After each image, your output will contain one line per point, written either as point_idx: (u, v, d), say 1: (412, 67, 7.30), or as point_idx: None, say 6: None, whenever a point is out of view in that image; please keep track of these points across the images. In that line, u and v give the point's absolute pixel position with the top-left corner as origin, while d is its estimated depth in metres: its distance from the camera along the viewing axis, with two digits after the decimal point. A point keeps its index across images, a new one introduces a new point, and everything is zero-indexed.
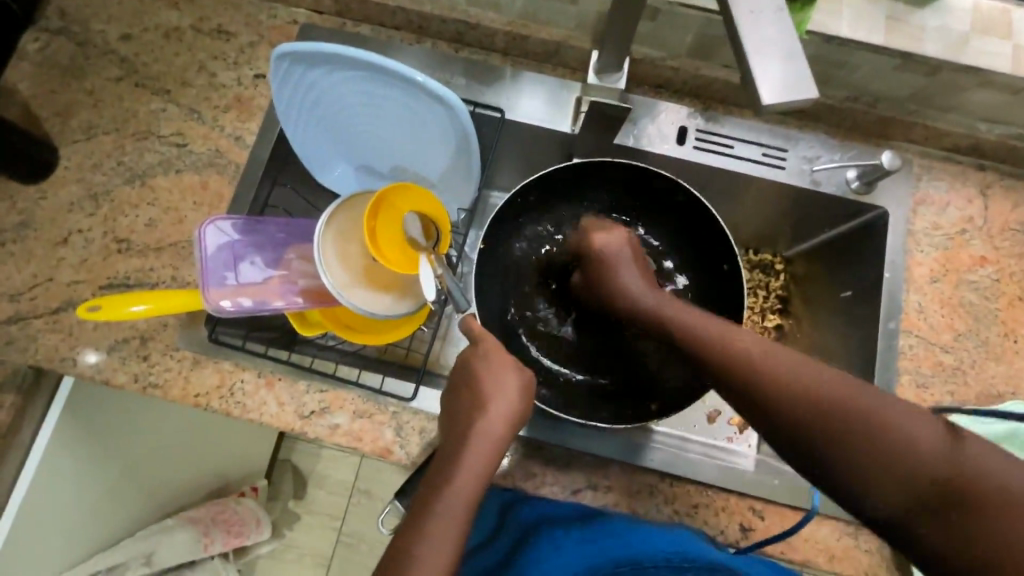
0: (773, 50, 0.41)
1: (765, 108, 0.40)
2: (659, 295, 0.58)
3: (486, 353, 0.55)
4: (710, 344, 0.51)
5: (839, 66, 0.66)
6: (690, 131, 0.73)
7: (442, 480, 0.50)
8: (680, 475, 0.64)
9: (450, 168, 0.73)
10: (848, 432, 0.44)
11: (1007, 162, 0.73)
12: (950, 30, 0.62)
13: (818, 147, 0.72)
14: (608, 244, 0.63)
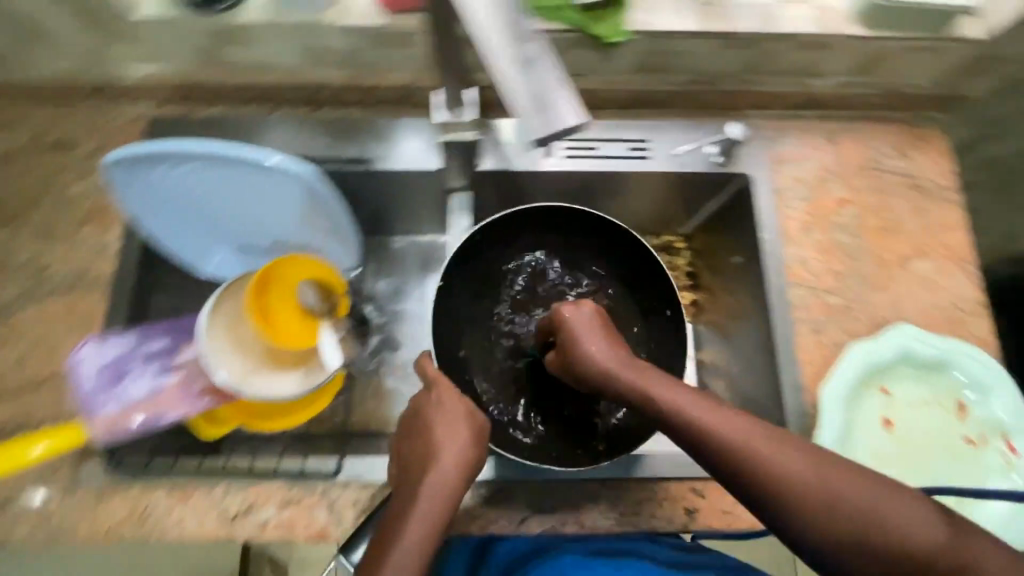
0: (534, 83, 0.47)
1: (536, 141, 0.48)
2: (663, 383, 0.50)
3: (439, 399, 0.56)
4: (747, 461, 0.45)
5: (672, 56, 0.69)
6: (556, 142, 0.75)
7: (394, 538, 0.48)
8: (625, 477, 0.64)
9: (331, 232, 0.71)
10: (888, 545, 0.43)
11: (845, 108, 0.78)
12: (755, 6, 0.66)
13: (677, 130, 0.76)
14: (583, 318, 0.55)
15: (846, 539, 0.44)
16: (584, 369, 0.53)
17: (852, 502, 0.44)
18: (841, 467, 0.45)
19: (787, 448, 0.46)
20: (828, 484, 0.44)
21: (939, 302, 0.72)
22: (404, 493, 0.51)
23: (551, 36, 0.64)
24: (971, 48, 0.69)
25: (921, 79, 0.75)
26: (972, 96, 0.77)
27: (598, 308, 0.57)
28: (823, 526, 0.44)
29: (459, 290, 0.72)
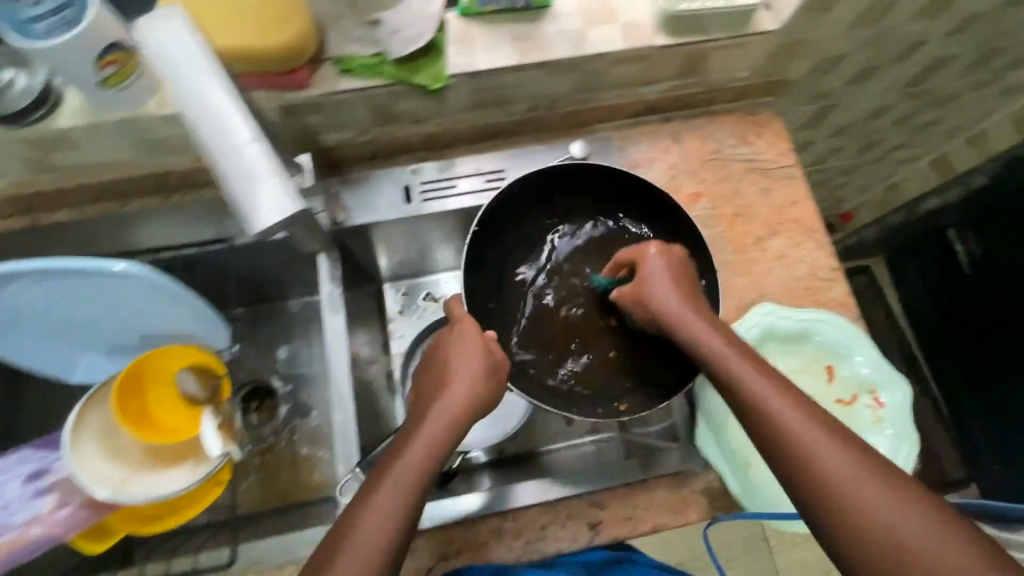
0: (251, 180, 0.49)
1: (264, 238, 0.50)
2: (712, 325, 0.58)
3: (460, 334, 0.62)
4: (747, 395, 0.52)
5: (501, 90, 0.72)
6: (414, 187, 0.79)
7: (401, 448, 0.54)
8: (545, 501, 0.66)
9: (197, 321, 0.70)
10: (865, 521, 0.45)
11: (682, 107, 0.83)
12: (568, 31, 0.69)
13: (526, 157, 0.80)
14: (655, 262, 0.63)
15: (826, 501, 0.47)
16: (649, 307, 0.61)
17: (839, 474, 0.47)
18: (841, 441, 0.49)
19: (787, 407, 0.50)
20: (823, 455, 0.48)
21: (799, 274, 0.76)
22: (416, 421, 0.57)
23: (377, 92, 0.67)
24: (772, 37, 0.72)
25: (744, 73, 0.79)
26: (796, 78, 0.82)
27: (683, 258, 0.64)
28: (811, 482, 0.47)
29: (489, 260, 0.75)
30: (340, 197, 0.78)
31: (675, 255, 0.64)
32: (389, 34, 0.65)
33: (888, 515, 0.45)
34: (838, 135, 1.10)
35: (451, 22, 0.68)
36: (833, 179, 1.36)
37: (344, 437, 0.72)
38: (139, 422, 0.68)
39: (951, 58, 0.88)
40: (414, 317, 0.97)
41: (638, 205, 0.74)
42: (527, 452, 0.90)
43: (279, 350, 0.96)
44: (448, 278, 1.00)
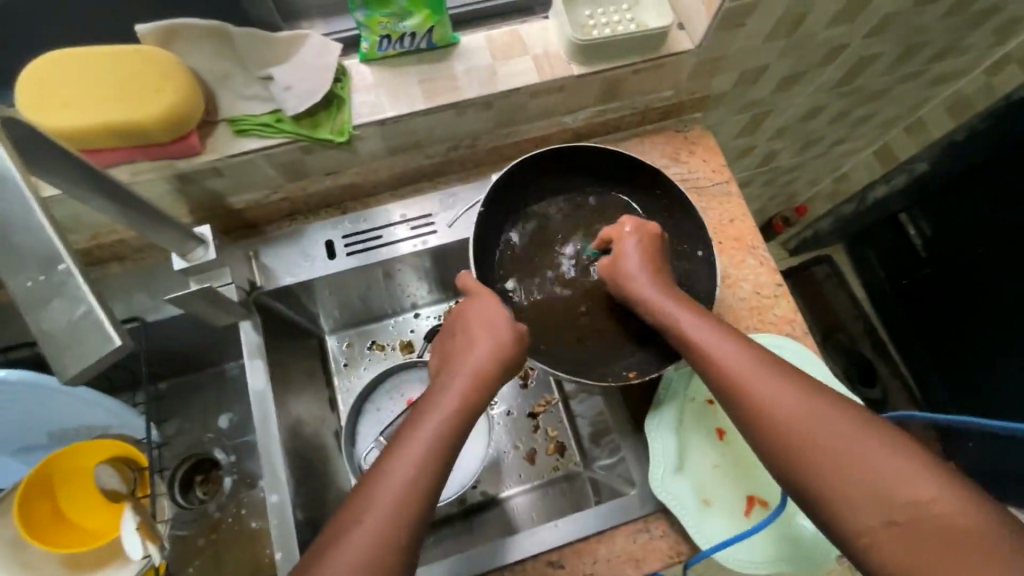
0: (51, 286, 0.29)
1: (65, 382, 0.29)
2: (678, 296, 0.59)
3: (481, 307, 0.61)
4: (709, 354, 0.52)
5: (415, 134, 0.69)
6: (337, 242, 0.75)
7: (416, 421, 0.51)
8: (517, 559, 0.63)
9: (105, 417, 0.67)
10: (830, 452, 0.44)
11: (609, 131, 0.80)
12: (477, 68, 0.66)
13: (453, 200, 0.77)
14: (621, 240, 0.65)
15: (789, 439, 0.46)
16: (619, 284, 0.62)
17: (804, 409, 0.46)
18: (806, 386, 0.48)
19: (750, 357, 0.51)
20: (784, 397, 0.47)
21: (743, 294, 0.74)
22: (441, 383, 0.55)
23: (280, 150, 0.63)
24: (690, 57, 0.70)
25: (668, 92, 0.76)
26: (720, 92, 0.80)
27: (659, 233, 0.64)
28: (774, 423, 0.47)
29: (499, 213, 0.72)
30: (258, 258, 0.73)
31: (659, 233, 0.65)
32: (282, 90, 0.61)
33: (852, 445, 0.43)
34: (778, 137, 1.09)
35: (354, 69, 0.65)
36: (782, 176, 1.35)
37: (280, 516, 0.67)
38: (53, 527, 0.63)
39: (876, 57, 0.86)
40: (361, 367, 0.90)
41: (623, 170, 0.72)
42: (489, 499, 0.87)
43: (219, 418, 0.89)
44: (397, 321, 0.93)
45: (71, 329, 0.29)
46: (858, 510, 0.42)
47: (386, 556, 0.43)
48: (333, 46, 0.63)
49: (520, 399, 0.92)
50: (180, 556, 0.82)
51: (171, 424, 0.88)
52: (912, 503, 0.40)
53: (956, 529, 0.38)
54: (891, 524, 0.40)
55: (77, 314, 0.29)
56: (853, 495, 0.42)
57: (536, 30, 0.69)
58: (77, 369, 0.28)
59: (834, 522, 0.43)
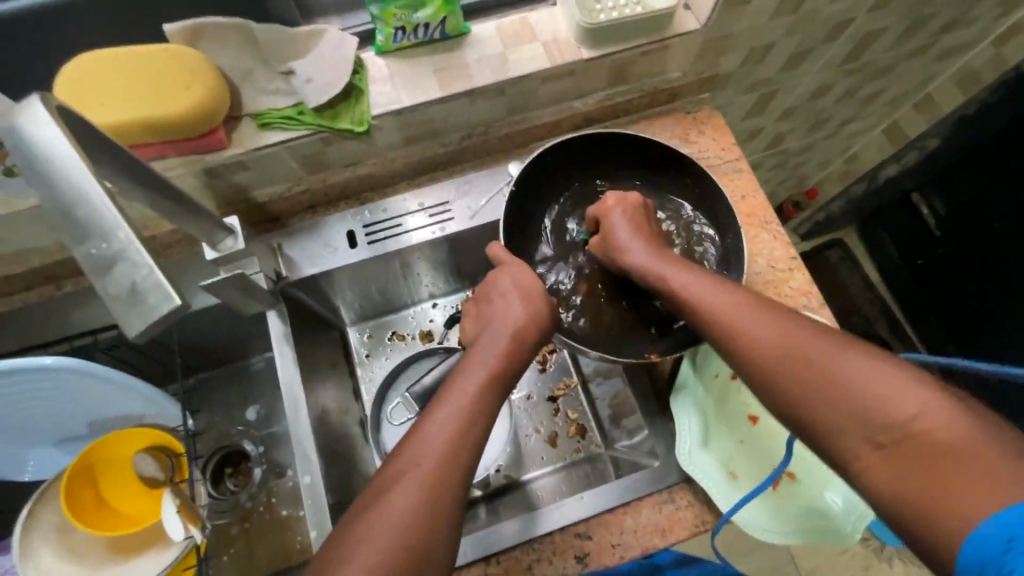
0: (113, 254, 0.31)
1: (130, 341, 0.31)
2: (672, 258, 0.59)
3: (513, 273, 0.63)
4: (692, 300, 0.53)
5: (430, 123, 0.71)
6: (358, 232, 0.77)
7: (457, 377, 0.53)
8: (546, 533, 0.64)
9: (142, 404, 0.69)
10: (821, 383, 0.44)
11: (619, 115, 0.82)
12: (489, 56, 0.68)
13: (468, 186, 0.78)
14: (610, 211, 0.65)
15: (782, 374, 0.46)
16: (616, 257, 0.63)
17: (793, 347, 0.46)
18: (794, 320, 0.48)
19: (734, 297, 0.52)
20: (767, 333, 0.48)
21: (757, 268, 0.75)
22: (478, 348, 0.57)
23: (301, 143, 0.66)
24: (697, 37, 0.71)
25: (675, 72, 0.77)
26: (728, 72, 0.81)
27: (639, 202, 0.66)
28: (763, 365, 0.47)
29: (526, 204, 0.74)
30: (281, 250, 0.76)
31: (635, 198, 0.66)
32: (303, 83, 0.64)
33: (839, 371, 0.43)
34: (785, 118, 1.10)
35: (370, 61, 0.67)
36: (791, 160, 1.35)
37: (314, 496, 0.69)
38: (97, 514, 0.66)
39: (881, 31, 0.87)
40: (383, 356, 0.92)
41: (648, 161, 0.73)
42: (512, 482, 0.88)
43: (248, 411, 0.92)
44: (415, 312, 0.95)
45: (133, 292, 0.31)
46: (846, 433, 0.42)
47: (435, 510, 0.44)
48: (349, 38, 0.65)
49: (539, 383, 0.93)
50: (216, 544, 0.84)
51: (201, 418, 0.91)
52: (904, 422, 0.40)
53: (945, 443, 0.38)
54: (882, 448, 0.40)
55: (137, 277, 0.31)
56: (845, 423, 0.42)
57: (545, 17, 0.70)
58: (139, 326, 0.30)
59: (829, 445, 0.43)
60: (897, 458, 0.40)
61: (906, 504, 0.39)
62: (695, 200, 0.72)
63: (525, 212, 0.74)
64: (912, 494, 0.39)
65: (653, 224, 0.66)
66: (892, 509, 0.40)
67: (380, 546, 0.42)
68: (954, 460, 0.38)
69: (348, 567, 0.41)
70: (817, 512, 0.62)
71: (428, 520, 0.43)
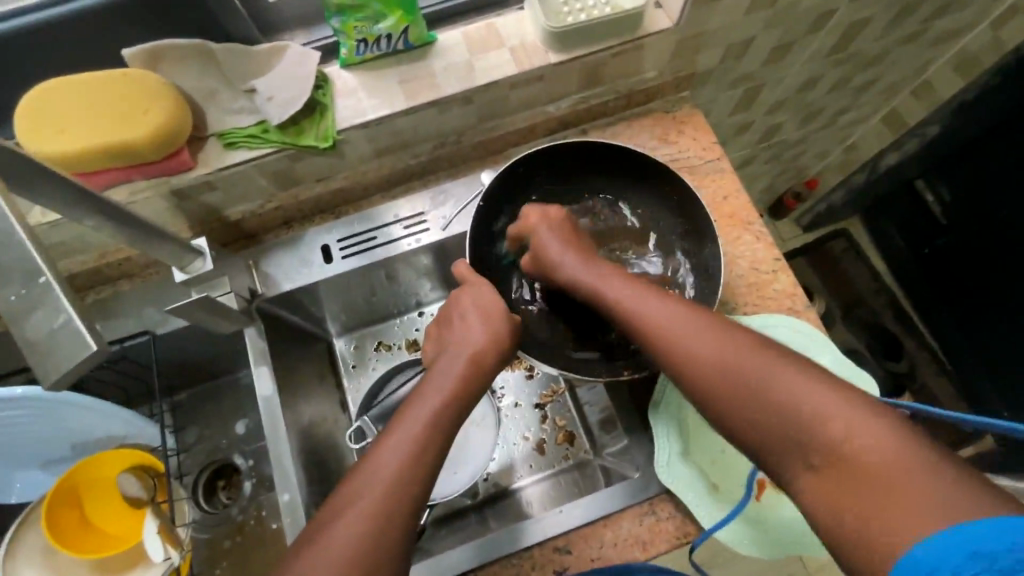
0: (33, 301, 0.31)
1: (52, 387, 0.31)
2: (605, 267, 0.60)
3: (474, 294, 0.63)
4: (634, 315, 0.52)
5: (400, 134, 0.70)
6: (334, 246, 0.76)
7: (408, 403, 0.53)
8: (525, 547, 0.64)
9: (123, 426, 0.70)
10: (756, 402, 0.43)
11: (596, 117, 0.80)
12: (455, 64, 0.67)
13: (444, 196, 0.77)
14: (541, 228, 0.65)
15: (714, 390, 0.46)
16: (551, 273, 0.63)
17: (729, 362, 0.46)
18: (733, 332, 0.48)
19: (673, 309, 0.51)
20: (702, 346, 0.47)
21: (740, 270, 0.73)
22: (436, 371, 0.56)
23: (268, 160, 0.65)
24: (670, 35, 0.69)
25: (651, 72, 0.75)
26: (706, 68, 0.79)
27: (564, 219, 0.66)
28: (702, 379, 0.46)
29: (498, 215, 0.73)
30: (258, 267, 0.76)
31: (562, 217, 0.66)
32: (265, 101, 0.63)
33: (771, 390, 0.43)
34: (776, 110, 1.07)
35: (335, 75, 0.67)
36: (786, 151, 1.32)
37: (293, 513, 0.69)
38: (83, 535, 0.66)
39: (869, 19, 0.84)
40: (369, 367, 0.92)
41: (623, 168, 0.72)
42: (501, 490, 0.87)
43: (237, 425, 0.92)
44: (401, 321, 0.94)
45: (52, 337, 0.31)
46: (782, 449, 0.42)
47: (382, 537, 0.43)
48: (311, 54, 0.64)
49: (527, 390, 0.92)
50: (209, 558, 0.85)
51: (190, 433, 0.92)
52: (834, 443, 0.39)
53: (873, 467, 0.37)
54: (813, 468, 0.40)
55: (56, 323, 0.31)
56: (779, 440, 0.42)
57: (512, 22, 0.69)
58: (56, 375, 0.31)
59: (769, 465, 0.43)
60: (827, 474, 0.39)
61: (834, 529, 0.38)
62: (671, 207, 0.70)
63: (497, 222, 0.73)
64: (842, 522, 0.37)
65: (583, 240, 0.66)
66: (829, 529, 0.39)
67: (324, 574, 0.41)
68: (874, 484, 0.36)
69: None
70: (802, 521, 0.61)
71: (375, 550, 0.43)
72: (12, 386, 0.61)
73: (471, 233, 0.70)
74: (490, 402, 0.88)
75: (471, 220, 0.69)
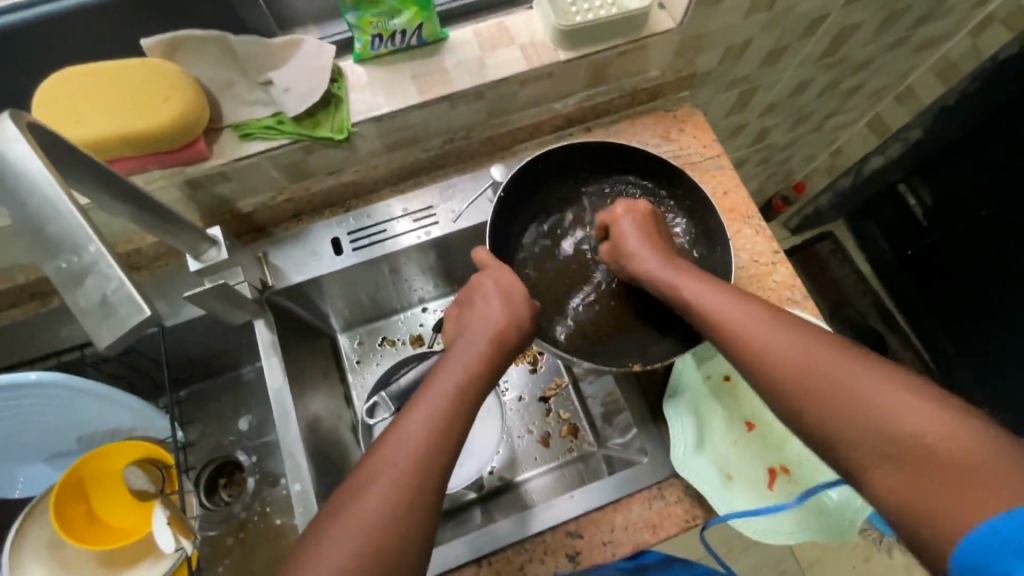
0: (83, 270, 0.33)
1: (103, 350, 0.33)
2: (684, 267, 0.61)
3: (494, 276, 0.64)
4: (710, 312, 0.54)
5: (412, 128, 0.71)
6: (343, 239, 0.77)
7: (432, 378, 0.54)
8: (538, 531, 0.65)
9: (132, 415, 0.70)
10: (834, 398, 0.45)
11: (600, 115, 0.83)
12: (467, 61, 0.69)
13: (451, 191, 0.79)
14: (625, 224, 0.66)
15: (789, 382, 0.47)
16: (626, 263, 0.64)
17: (807, 358, 0.47)
18: (816, 334, 0.49)
19: (750, 310, 0.53)
20: (786, 344, 0.49)
21: (741, 263, 0.75)
22: (459, 349, 0.58)
23: (281, 152, 0.66)
24: (673, 36, 0.71)
25: (654, 71, 0.78)
26: (706, 69, 0.82)
27: (650, 212, 0.67)
28: (781, 374, 0.48)
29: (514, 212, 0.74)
30: (267, 259, 0.76)
31: (647, 212, 0.67)
32: (282, 93, 0.64)
33: (849, 383, 0.45)
34: (768, 113, 1.10)
35: (349, 70, 0.68)
36: (776, 155, 1.36)
37: (304, 504, 0.69)
38: (90, 529, 0.66)
39: (858, 25, 0.88)
40: (373, 363, 0.92)
41: (633, 166, 0.73)
42: (506, 483, 0.88)
43: (240, 421, 0.92)
44: (406, 316, 0.95)
45: (103, 303, 0.33)
46: (853, 443, 0.43)
47: (410, 507, 0.45)
48: (327, 47, 0.66)
49: (531, 384, 0.94)
50: (211, 555, 0.84)
51: (193, 429, 0.91)
52: (913, 434, 0.41)
53: (953, 453, 0.39)
54: (889, 459, 0.42)
55: (109, 289, 0.33)
56: (846, 431, 0.44)
57: (521, 21, 0.71)
58: (110, 338, 0.33)
59: (839, 451, 0.45)
60: (902, 467, 0.41)
61: (912, 510, 0.40)
62: (683, 204, 0.72)
63: (513, 219, 0.74)
64: (918, 505, 0.40)
65: (666, 238, 0.66)
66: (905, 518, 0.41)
67: (354, 541, 0.43)
68: (951, 476, 0.39)
69: (322, 560, 0.42)
70: (813, 509, 0.63)
71: (403, 520, 0.44)
72: (24, 370, 0.61)
73: (489, 230, 0.70)
74: (494, 395, 0.88)
75: (489, 218, 0.70)
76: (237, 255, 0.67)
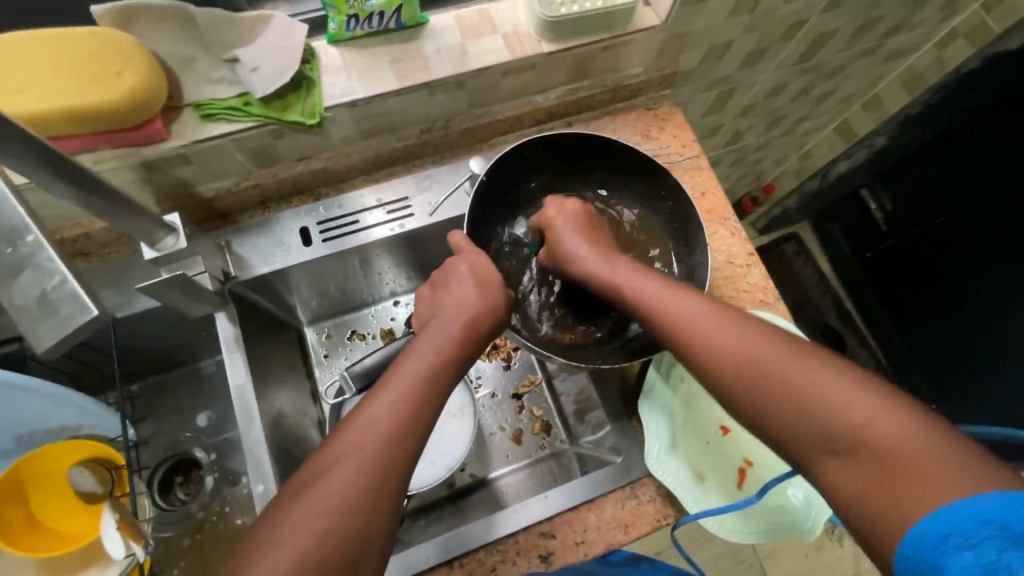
0: (20, 265, 0.32)
1: (43, 351, 0.32)
2: (624, 265, 0.60)
3: (471, 262, 0.63)
4: (656, 307, 0.53)
5: (389, 115, 0.68)
6: (313, 229, 0.74)
7: (402, 359, 0.52)
8: (512, 533, 0.64)
9: (79, 413, 0.66)
10: (766, 388, 0.44)
11: (581, 111, 0.81)
12: (448, 47, 0.66)
13: (428, 183, 0.76)
14: (564, 228, 0.65)
15: (733, 380, 0.46)
16: (568, 266, 0.64)
17: (751, 352, 0.46)
18: (764, 330, 0.47)
19: (697, 305, 0.51)
20: (729, 338, 0.47)
21: (717, 264, 0.76)
22: (432, 332, 0.56)
23: (248, 135, 0.63)
24: (656, 33, 0.71)
25: (637, 68, 0.77)
26: (688, 68, 0.82)
27: (589, 215, 0.67)
28: (726, 370, 0.47)
29: (496, 204, 0.73)
30: (230, 248, 0.72)
31: (581, 215, 0.67)
32: (248, 72, 0.60)
33: (789, 377, 0.43)
34: (744, 114, 1.11)
35: (322, 51, 0.64)
36: (748, 156, 1.38)
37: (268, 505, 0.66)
38: (31, 534, 0.62)
39: (833, 32, 0.89)
40: (342, 357, 0.89)
41: (615, 164, 0.73)
42: (478, 480, 0.87)
43: (198, 416, 0.87)
44: (377, 310, 0.92)
45: (45, 300, 0.32)
46: (801, 437, 0.42)
47: (377, 498, 0.43)
48: (299, 25, 0.62)
49: (504, 379, 0.93)
50: (163, 558, 0.79)
51: (146, 426, 0.86)
52: (853, 429, 0.40)
53: (892, 445, 0.38)
54: (837, 453, 0.40)
55: (48, 285, 0.32)
56: (799, 431, 0.42)
57: (502, 8, 0.69)
58: (50, 338, 0.31)
59: (776, 441, 0.44)
60: (852, 463, 0.39)
61: (857, 503, 0.39)
62: (669, 202, 0.71)
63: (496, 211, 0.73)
64: (864, 496, 0.38)
65: (608, 240, 0.66)
66: (857, 512, 0.39)
67: (316, 528, 0.41)
68: (896, 469, 0.37)
69: (281, 547, 0.40)
70: (780, 504, 0.64)
71: (373, 513, 0.43)
72: None
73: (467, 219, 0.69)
74: (467, 391, 0.87)
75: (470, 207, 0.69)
76: (196, 243, 0.63)
